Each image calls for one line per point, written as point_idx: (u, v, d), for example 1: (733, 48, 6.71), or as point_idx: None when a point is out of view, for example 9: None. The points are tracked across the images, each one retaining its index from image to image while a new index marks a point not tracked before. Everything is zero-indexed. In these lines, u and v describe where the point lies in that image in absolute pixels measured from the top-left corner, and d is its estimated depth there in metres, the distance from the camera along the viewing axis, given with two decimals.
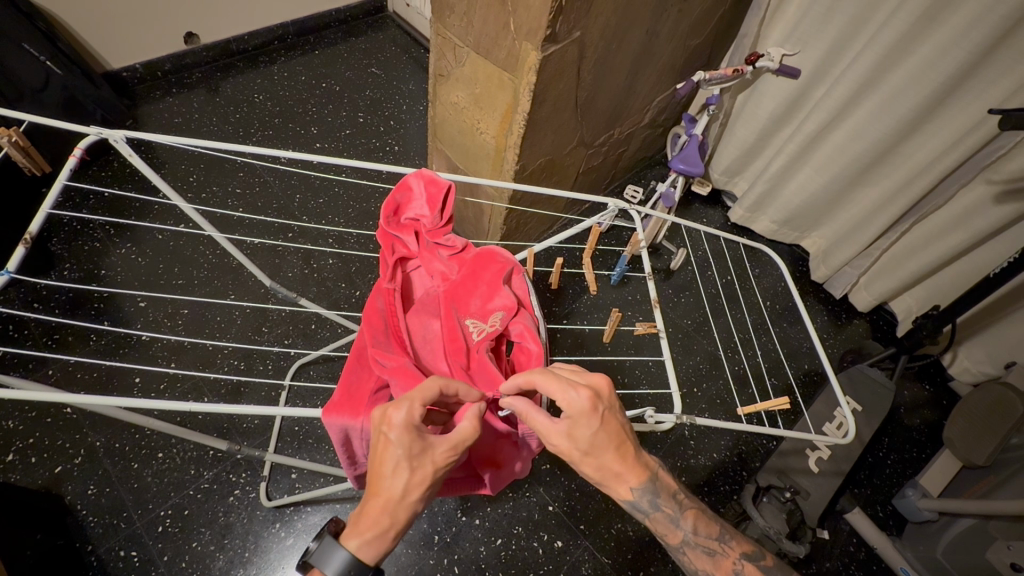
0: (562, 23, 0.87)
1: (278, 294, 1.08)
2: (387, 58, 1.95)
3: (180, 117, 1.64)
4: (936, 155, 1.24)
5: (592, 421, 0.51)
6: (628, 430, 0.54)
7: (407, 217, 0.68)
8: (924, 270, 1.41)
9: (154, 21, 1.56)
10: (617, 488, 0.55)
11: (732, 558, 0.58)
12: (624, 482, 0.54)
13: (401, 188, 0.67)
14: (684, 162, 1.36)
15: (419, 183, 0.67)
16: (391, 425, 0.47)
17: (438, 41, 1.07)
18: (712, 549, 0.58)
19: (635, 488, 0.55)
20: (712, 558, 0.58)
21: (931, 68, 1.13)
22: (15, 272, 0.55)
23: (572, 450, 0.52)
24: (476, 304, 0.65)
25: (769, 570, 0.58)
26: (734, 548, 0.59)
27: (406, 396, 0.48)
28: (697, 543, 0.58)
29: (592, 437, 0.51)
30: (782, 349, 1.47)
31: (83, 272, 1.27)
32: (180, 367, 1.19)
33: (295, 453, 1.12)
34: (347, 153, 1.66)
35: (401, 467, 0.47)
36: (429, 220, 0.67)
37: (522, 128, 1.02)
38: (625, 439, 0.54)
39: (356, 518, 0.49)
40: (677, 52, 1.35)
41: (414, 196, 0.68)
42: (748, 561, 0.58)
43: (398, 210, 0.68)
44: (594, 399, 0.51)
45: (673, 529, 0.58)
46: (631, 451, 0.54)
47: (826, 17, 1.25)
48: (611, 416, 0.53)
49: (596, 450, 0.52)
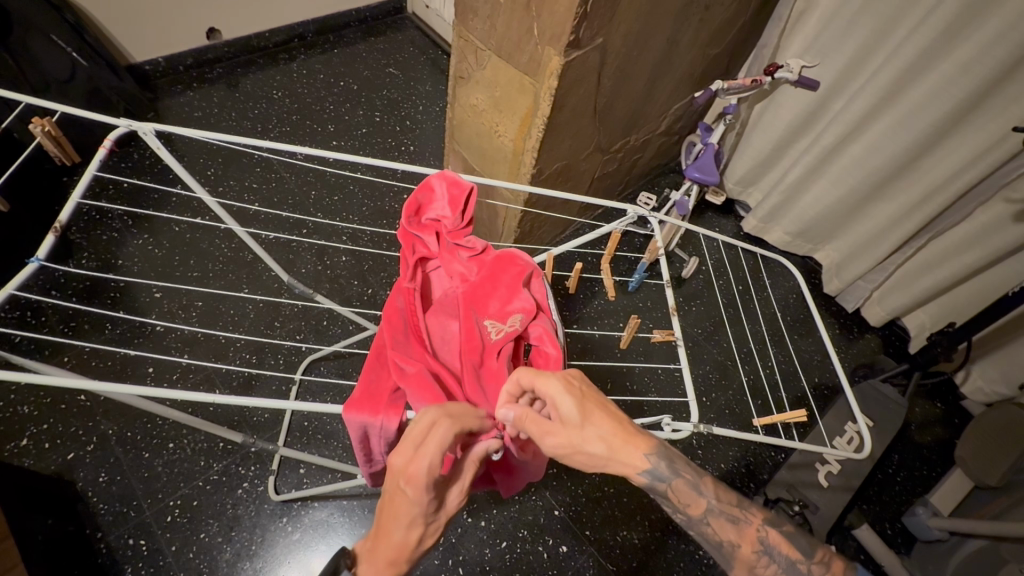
0: (586, 29, 0.87)
1: (294, 289, 1.06)
2: (404, 58, 1.96)
3: (200, 111, 1.65)
4: (955, 171, 1.24)
5: (568, 390, 0.50)
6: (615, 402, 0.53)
7: (428, 217, 0.68)
8: (940, 286, 1.39)
9: (178, 16, 1.59)
10: (621, 463, 0.49)
11: (754, 526, 0.52)
12: (630, 450, 0.49)
13: (423, 188, 0.67)
14: (699, 170, 1.39)
15: (441, 185, 0.67)
16: (401, 480, 0.45)
17: (460, 44, 1.07)
18: (735, 516, 0.52)
19: (639, 458, 0.50)
20: (735, 527, 0.52)
21: (953, 83, 1.14)
22: (45, 259, 0.56)
23: (571, 437, 0.49)
24: (492, 305, 0.65)
25: (794, 538, 0.52)
26: (754, 515, 0.53)
27: (424, 450, 0.45)
28: (720, 512, 0.52)
29: (575, 409, 0.50)
30: (793, 362, 1.46)
31: (99, 261, 1.28)
32: (193, 359, 1.20)
33: (303, 448, 1.13)
34: (362, 152, 1.67)
35: (417, 522, 0.45)
36: (450, 221, 0.67)
37: (541, 132, 1.02)
38: (616, 411, 0.52)
39: (372, 552, 0.45)
40: (696, 61, 1.35)
41: (436, 197, 0.68)
42: (770, 527, 0.52)
43: (419, 211, 0.68)
44: (567, 375, 0.52)
45: (696, 498, 0.52)
46: (623, 418, 0.52)
47: (848, 29, 1.26)
48: (590, 390, 0.52)
49: (587, 421, 0.50)
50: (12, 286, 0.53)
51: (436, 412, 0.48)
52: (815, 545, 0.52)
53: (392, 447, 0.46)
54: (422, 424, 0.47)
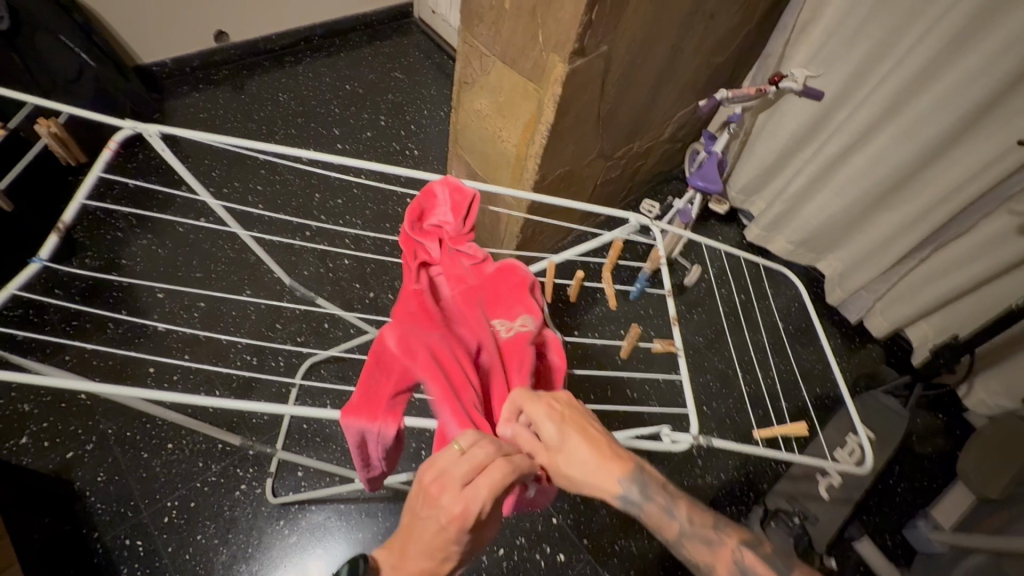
0: (591, 36, 0.87)
1: (295, 292, 1.06)
2: (409, 62, 1.97)
3: (206, 112, 1.66)
4: (960, 182, 1.24)
5: (550, 412, 0.54)
6: (601, 426, 0.56)
7: (430, 223, 0.68)
8: (943, 297, 1.39)
9: (185, 17, 1.60)
10: (598, 486, 0.52)
11: (732, 547, 0.53)
12: (605, 473, 0.52)
13: (426, 194, 0.67)
14: (703, 179, 1.40)
15: (444, 191, 0.67)
16: (448, 522, 0.44)
17: (465, 49, 1.08)
18: (711, 539, 0.53)
19: (616, 480, 0.52)
20: (710, 550, 0.52)
21: (959, 94, 1.14)
22: (47, 260, 0.56)
23: (549, 459, 0.53)
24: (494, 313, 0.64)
25: (772, 560, 0.52)
26: (730, 537, 0.53)
27: (477, 494, 0.44)
28: (695, 535, 0.53)
29: (554, 430, 0.53)
30: (794, 371, 1.45)
31: (102, 261, 1.29)
32: (193, 360, 1.20)
33: (302, 451, 1.13)
34: (366, 155, 1.67)
35: (451, 553, 0.46)
36: (453, 227, 0.67)
37: (545, 138, 1.02)
38: (598, 436, 0.55)
39: (396, 565, 0.47)
40: (701, 69, 1.35)
41: (439, 204, 0.68)
42: (747, 549, 0.53)
43: (422, 216, 0.68)
44: (550, 399, 0.56)
45: (667, 521, 0.53)
46: (604, 443, 0.54)
47: (853, 40, 1.26)
48: (573, 414, 0.55)
49: (566, 444, 0.53)
50: (14, 287, 0.53)
51: (484, 447, 0.47)
52: (796, 564, 0.52)
53: (438, 481, 0.45)
54: (473, 459, 0.46)
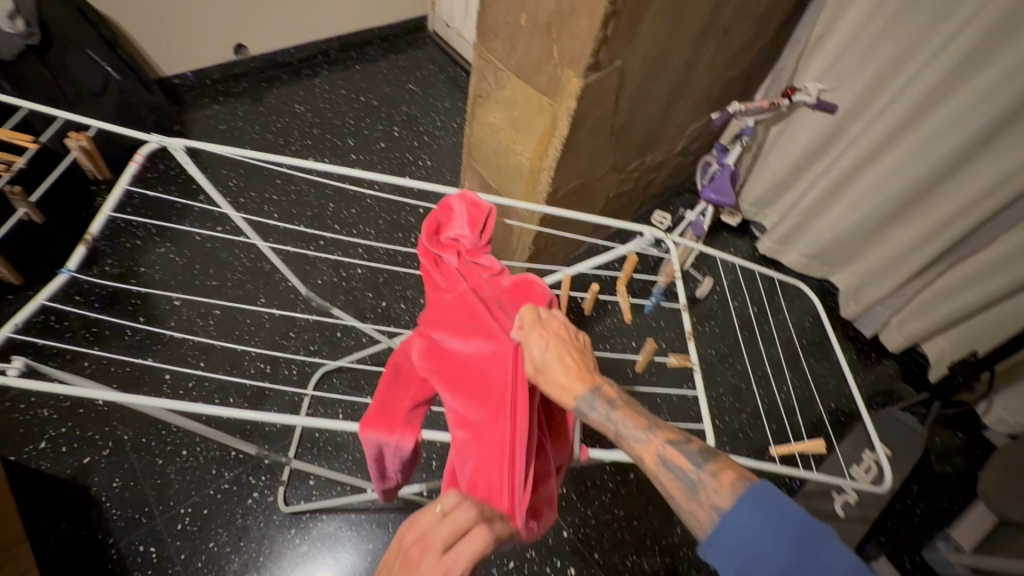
0: (605, 52, 0.88)
1: (311, 302, 1.07)
2: (424, 75, 2.00)
3: (225, 124, 1.70)
4: (978, 196, 1.23)
5: (542, 337, 0.55)
6: (584, 351, 0.56)
7: (448, 236, 0.66)
8: (961, 312, 1.37)
9: (206, 31, 1.64)
10: (562, 398, 0.54)
11: (662, 447, 0.53)
12: (571, 389, 0.53)
13: (442, 208, 0.65)
14: (716, 192, 1.44)
15: (461, 205, 0.65)
16: None
17: (480, 64, 1.09)
18: (642, 441, 0.53)
19: (581, 392, 0.53)
20: (640, 445, 0.53)
21: (977, 107, 1.14)
22: (75, 270, 0.57)
23: (535, 370, 0.54)
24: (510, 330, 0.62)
25: (695, 456, 0.53)
26: (657, 436, 0.54)
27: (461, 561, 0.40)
28: (628, 435, 0.54)
29: (537, 353, 0.54)
30: (808, 386, 1.43)
31: (122, 269, 1.32)
32: (209, 368, 1.21)
33: (314, 460, 1.13)
34: (380, 167, 1.70)
35: None
36: (469, 241, 0.65)
37: (559, 151, 1.03)
38: (579, 364, 0.55)
39: None
40: (714, 82, 1.36)
41: (455, 217, 0.66)
42: (676, 449, 0.53)
43: (439, 229, 0.66)
44: (538, 323, 0.56)
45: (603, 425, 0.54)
46: (581, 365, 0.55)
47: (867, 54, 1.26)
48: (559, 339, 0.55)
49: (544, 363, 0.54)
50: (43, 297, 0.54)
51: (467, 511, 0.43)
52: (718, 457, 0.53)
53: (418, 544, 0.41)
54: (454, 522, 0.42)
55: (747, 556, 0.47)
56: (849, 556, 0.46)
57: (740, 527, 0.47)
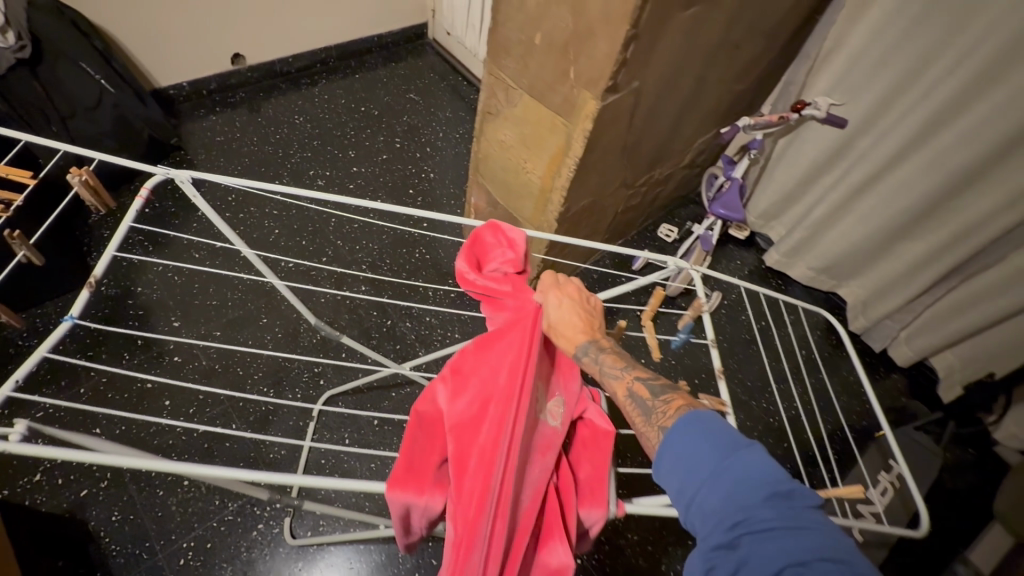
0: (624, 74, 0.86)
1: (319, 331, 0.91)
2: (425, 84, 1.97)
3: (222, 135, 1.66)
4: (991, 212, 1.22)
5: (556, 298, 0.59)
6: (592, 308, 0.61)
7: (483, 272, 0.64)
8: (972, 328, 1.36)
9: (202, 40, 1.60)
10: (565, 344, 0.58)
11: (632, 382, 0.57)
12: (574, 333, 0.58)
13: (475, 243, 0.64)
14: (724, 207, 1.42)
15: (494, 238, 0.64)
16: None
17: (490, 80, 1.06)
18: (614, 375, 0.57)
19: (580, 338, 0.58)
20: (616, 381, 0.57)
21: (991, 125, 1.13)
22: (79, 318, 0.54)
23: (548, 326, 0.58)
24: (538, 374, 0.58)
25: (661, 392, 0.56)
26: (630, 373, 0.57)
27: None
28: (603, 370, 0.57)
29: (553, 313, 0.59)
30: (817, 402, 1.43)
31: (119, 289, 1.28)
32: (210, 392, 1.17)
33: (321, 488, 1.10)
34: (382, 180, 1.66)
35: None
36: (512, 265, 0.63)
37: (572, 172, 1.01)
38: (587, 323, 0.59)
39: None
40: (723, 96, 1.34)
41: (490, 251, 0.64)
42: (642, 385, 0.57)
43: (476, 265, 0.64)
44: (553, 284, 0.61)
45: (583, 360, 0.57)
46: (589, 321, 0.59)
47: (877, 70, 1.25)
48: (571, 300, 0.60)
49: (554, 317, 0.58)
50: (45, 348, 0.51)
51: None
52: (676, 393, 0.57)
53: None
54: None
55: (681, 463, 0.49)
56: (776, 467, 0.47)
57: (679, 439, 0.50)
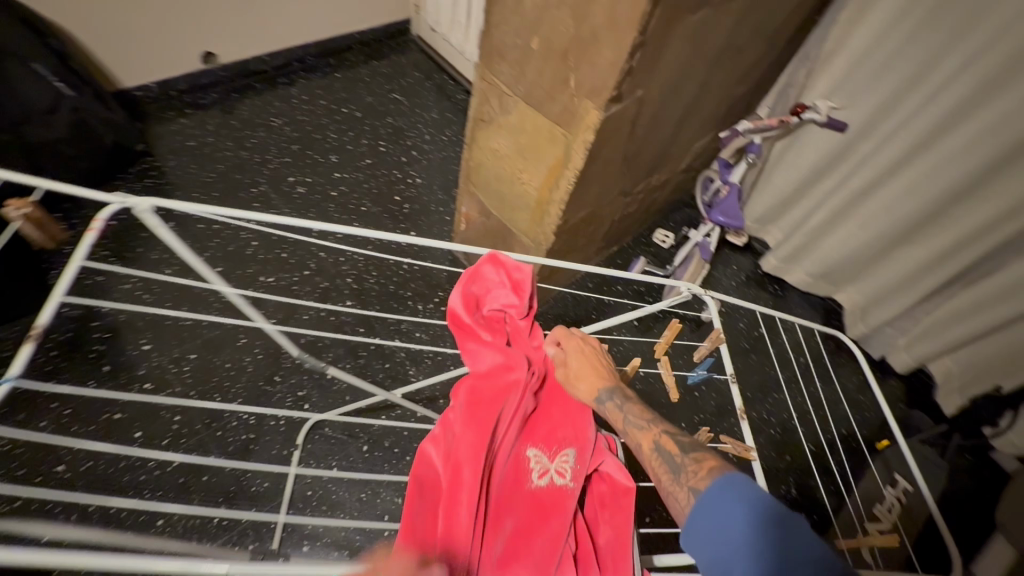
0: (629, 82, 0.80)
1: (303, 362, 0.81)
2: (409, 83, 1.88)
3: (194, 140, 1.56)
4: (994, 219, 1.19)
5: (570, 346, 0.61)
6: (607, 357, 0.62)
7: (488, 309, 0.61)
8: (972, 335, 1.34)
9: (168, 38, 1.49)
10: (584, 391, 0.58)
11: (658, 434, 0.57)
12: (595, 378, 0.58)
13: (475, 278, 0.61)
14: (724, 214, 1.38)
15: (496, 272, 0.60)
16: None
17: (482, 86, 0.99)
18: (642, 426, 0.57)
19: (602, 384, 0.58)
20: (642, 430, 0.57)
21: (996, 132, 1.10)
22: (20, 378, 0.44)
23: (564, 374, 0.59)
24: (544, 427, 0.56)
25: (689, 446, 0.55)
26: (657, 425, 0.58)
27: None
28: (630, 421, 0.58)
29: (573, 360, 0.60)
30: (818, 412, 1.40)
31: (83, 310, 1.18)
32: (185, 421, 1.09)
33: (307, 522, 1.04)
34: (366, 186, 1.58)
35: None
36: (518, 310, 0.60)
37: (572, 184, 0.95)
38: (604, 370, 0.60)
39: None
40: (723, 100, 1.29)
41: (493, 286, 0.61)
42: (670, 437, 0.57)
43: (478, 303, 0.61)
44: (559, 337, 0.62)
45: (611, 410, 0.58)
46: (604, 368, 0.60)
47: (880, 73, 1.22)
48: (588, 349, 0.62)
49: (574, 364, 0.60)
50: None
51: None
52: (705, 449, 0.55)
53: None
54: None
55: (718, 526, 0.48)
56: (819, 543, 0.47)
57: (714, 500, 0.49)
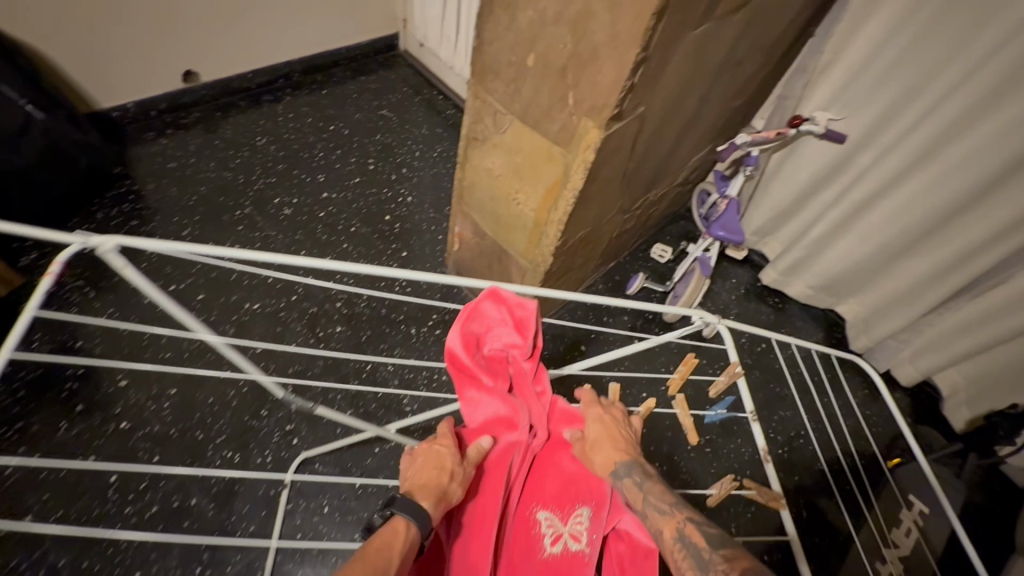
0: (630, 100, 0.76)
1: (289, 403, 0.76)
2: (398, 99, 1.84)
3: (174, 161, 1.50)
4: (999, 231, 1.17)
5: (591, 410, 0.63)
6: (628, 431, 0.64)
7: (490, 348, 0.63)
8: (979, 347, 1.32)
9: (148, 56, 1.44)
10: (600, 465, 0.59)
11: (680, 520, 0.55)
12: (612, 452, 0.59)
13: (476, 317, 0.61)
14: (724, 229, 1.34)
15: (497, 311, 0.61)
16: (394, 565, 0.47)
17: (475, 105, 0.95)
18: (663, 510, 0.56)
19: (619, 459, 0.59)
20: (663, 516, 0.56)
21: (998, 144, 1.09)
22: None
23: (582, 447, 0.61)
24: (557, 487, 0.60)
25: (712, 538, 0.54)
26: (678, 511, 0.56)
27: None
28: (651, 503, 0.56)
29: (592, 430, 0.62)
30: (824, 430, 1.37)
31: (54, 345, 1.11)
32: (164, 462, 1.03)
33: (297, 567, 0.98)
34: (355, 206, 1.53)
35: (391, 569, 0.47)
36: (521, 350, 0.62)
37: (571, 205, 0.91)
38: (622, 441, 0.61)
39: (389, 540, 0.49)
40: (720, 113, 1.26)
41: (494, 325, 0.62)
42: (692, 525, 0.55)
43: (479, 342, 0.63)
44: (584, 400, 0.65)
45: (632, 490, 0.57)
46: (622, 438, 0.62)
47: (878, 85, 1.20)
48: (608, 418, 0.63)
49: (592, 436, 0.61)
50: None
51: None
52: (729, 544, 0.54)
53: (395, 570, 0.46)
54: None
55: None
56: None
57: None
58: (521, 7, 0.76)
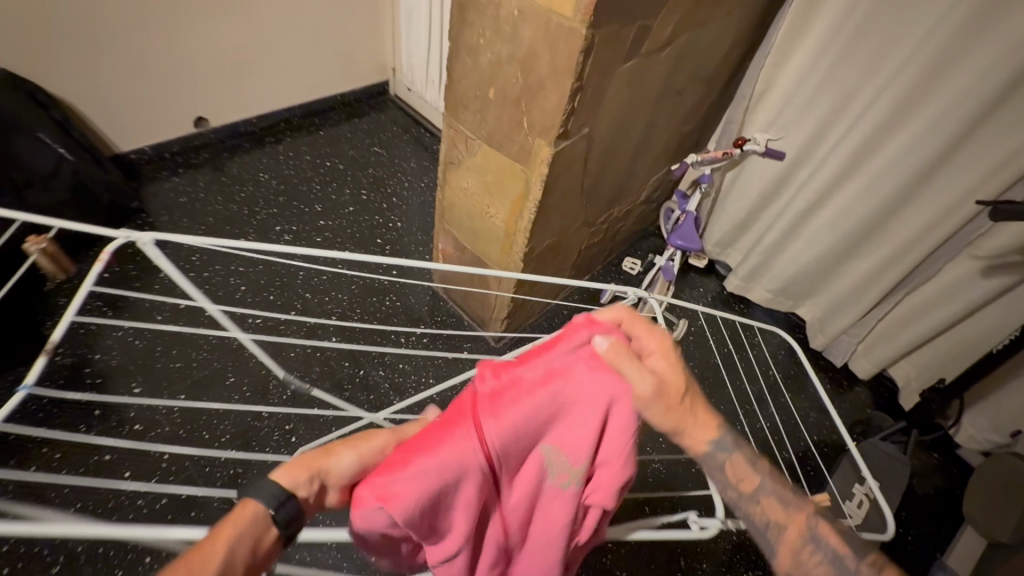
0: (574, 121, 0.92)
1: (288, 385, 0.88)
2: (388, 137, 2.03)
3: (185, 197, 1.66)
4: (923, 229, 1.32)
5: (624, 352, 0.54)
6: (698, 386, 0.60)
7: None
8: (922, 337, 1.44)
9: (163, 105, 1.63)
10: (681, 419, 0.56)
11: (806, 514, 0.61)
12: (700, 416, 0.58)
13: None
14: (682, 239, 1.49)
15: None
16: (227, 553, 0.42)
17: (450, 133, 1.11)
18: (786, 501, 0.61)
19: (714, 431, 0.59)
20: (784, 508, 0.61)
21: (911, 151, 1.25)
22: (35, 386, 0.51)
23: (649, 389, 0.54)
24: (559, 433, 0.54)
25: (840, 532, 0.61)
26: (804, 508, 0.61)
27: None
28: (772, 492, 0.62)
29: (665, 371, 0.56)
30: (785, 421, 1.48)
31: (74, 358, 1.23)
32: (174, 459, 1.13)
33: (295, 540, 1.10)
34: (349, 232, 1.68)
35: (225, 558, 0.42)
36: None
37: (534, 214, 1.05)
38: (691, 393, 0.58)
39: (236, 522, 0.44)
40: (671, 137, 1.43)
41: None
42: (819, 518, 0.61)
43: None
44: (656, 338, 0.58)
45: (750, 475, 0.61)
46: (698, 401, 0.59)
47: (807, 107, 1.38)
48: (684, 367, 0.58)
49: (669, 378, 0.56)
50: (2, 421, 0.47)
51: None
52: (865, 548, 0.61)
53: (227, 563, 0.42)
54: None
55: None
56: None
57: None
58: (482, 51, 0.93)
